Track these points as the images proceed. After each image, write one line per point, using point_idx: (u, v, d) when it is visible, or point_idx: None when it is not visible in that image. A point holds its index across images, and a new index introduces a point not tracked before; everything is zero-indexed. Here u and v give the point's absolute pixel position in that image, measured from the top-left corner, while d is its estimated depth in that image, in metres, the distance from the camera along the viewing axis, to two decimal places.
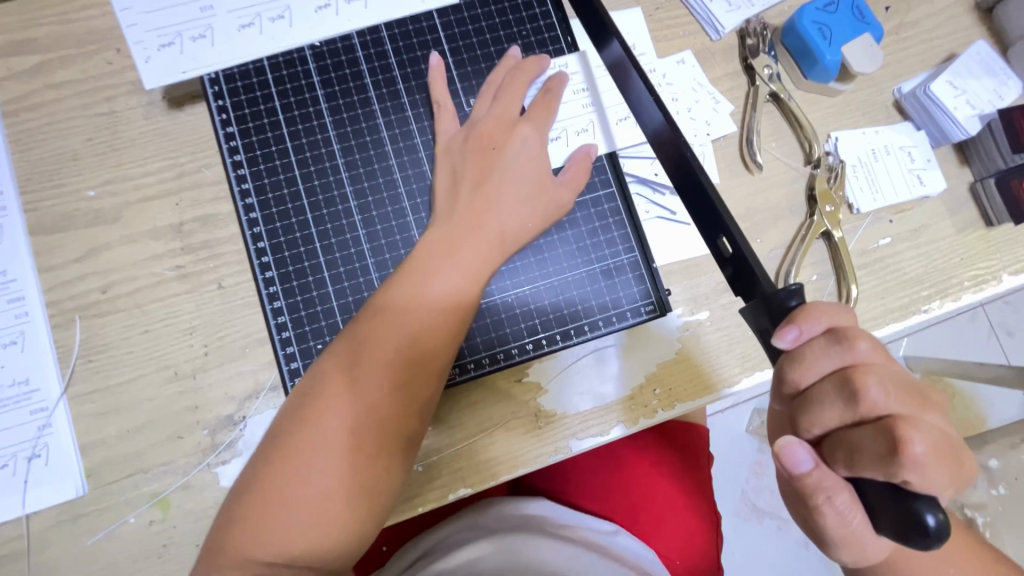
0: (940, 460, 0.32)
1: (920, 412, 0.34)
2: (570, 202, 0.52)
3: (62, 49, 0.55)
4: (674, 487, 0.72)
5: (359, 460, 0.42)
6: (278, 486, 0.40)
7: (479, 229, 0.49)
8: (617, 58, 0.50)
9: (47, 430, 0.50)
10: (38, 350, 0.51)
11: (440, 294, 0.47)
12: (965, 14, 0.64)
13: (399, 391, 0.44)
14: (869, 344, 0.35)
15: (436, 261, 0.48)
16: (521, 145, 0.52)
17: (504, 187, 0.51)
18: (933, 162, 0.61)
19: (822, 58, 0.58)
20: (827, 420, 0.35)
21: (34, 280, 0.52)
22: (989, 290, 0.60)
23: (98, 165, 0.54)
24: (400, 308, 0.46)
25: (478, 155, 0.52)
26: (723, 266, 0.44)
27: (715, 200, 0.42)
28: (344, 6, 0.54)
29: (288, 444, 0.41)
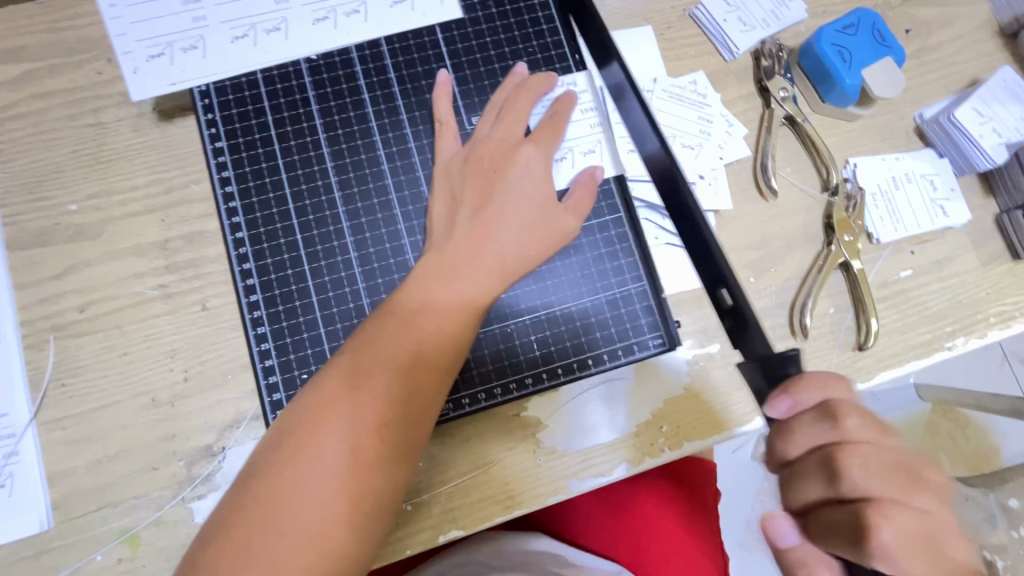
0: (909, 546, 0.34)
1: (906, 495, 0.35)
2: (575, 228, 0.50)
3: (51, 58, 0.54)
4: (677, 521, 0.68)
5: (342, 506, 0.38)
6: (252, 533, 0.37)
7: (479, 256, 0.46)
8: (617, 81, 0.51)
9: (14, 458, 0.47)
10: (9, 372, 0.48)
11: (436, 324, 0.44)
12: (989, 38, 0.62)
13: (387, 429, 0.41)
14: (859, 420, 0.36)
15: (433, 288, 0.45)
16: (524, 167, 0.49)
17: (506, 212, 0.48)
18: (957, 191, 0.58)
19: (841, 82, 0.55)
20: (811, 494, 0.36)
21: (8, 297, 0.50)
22: (1017, 326, 0.57)
23: (82, 178, 0.52)
24: (392, 340, 0.43)
25: (479, 177, 0.49)
26: (723, 316, 0.48)
27: (718, 256, 0.45)
28: (344, 18, 0.53)
29: (263, 487, 0.38)
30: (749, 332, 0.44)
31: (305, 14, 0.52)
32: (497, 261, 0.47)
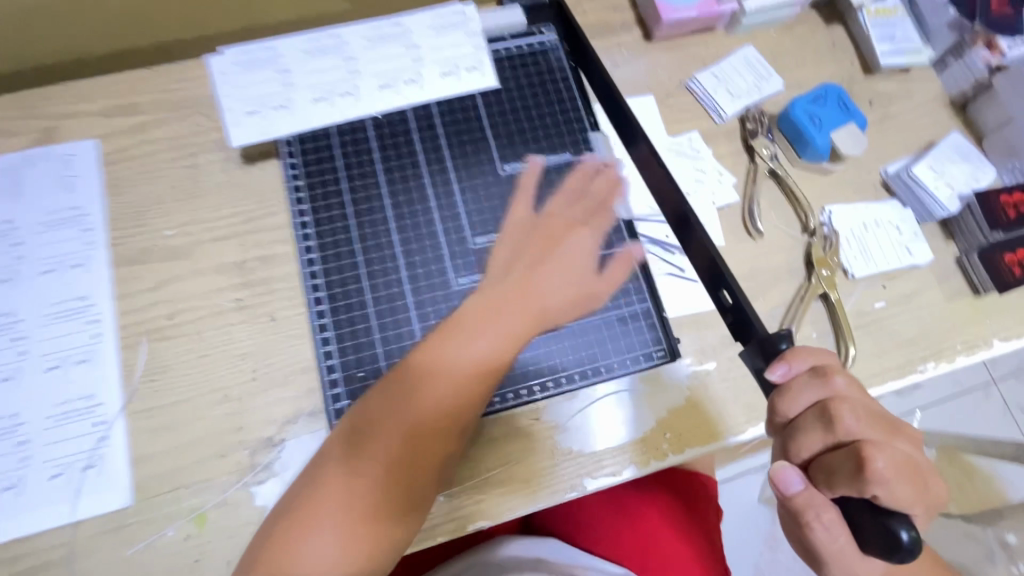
0: (903, 478, 0.35)
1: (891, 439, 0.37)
2: (607, 293, 0.57)
3: (159, 113, 0.66)
4: (669, 526, 0.75)
5: (379, 507, 0.47)
6: (319, 501, 0.47)
7: (525, 300, 0.53)
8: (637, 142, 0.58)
9: (104, 443, 0.55)
10: (106, 368, 0.57)
11: (468, 364, 0.51)
12: (941, 108, 0.73)
13: (417, 447, 0.49)
14: (845, 377, 0.37)
15: (475, 329, 0.52)
16: (576, 239, 0.56)
17: (553, 268, 0.54)
18: (920, 235, 0.67)
19: (814, 141, 0.66)
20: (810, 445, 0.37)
21: (109, 304, 0.59)
22: (980, 354, 0.64)
23: (177, 209, 0.62)
24: (440, 367, 0.50)
25: (540, 238, 0.56)
26: (723, 315, 0.51)
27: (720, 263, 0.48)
28: (404, 86, 0.63)
29: (331, 467, 0.48)
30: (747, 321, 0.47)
31: (371, 82, 0.63)
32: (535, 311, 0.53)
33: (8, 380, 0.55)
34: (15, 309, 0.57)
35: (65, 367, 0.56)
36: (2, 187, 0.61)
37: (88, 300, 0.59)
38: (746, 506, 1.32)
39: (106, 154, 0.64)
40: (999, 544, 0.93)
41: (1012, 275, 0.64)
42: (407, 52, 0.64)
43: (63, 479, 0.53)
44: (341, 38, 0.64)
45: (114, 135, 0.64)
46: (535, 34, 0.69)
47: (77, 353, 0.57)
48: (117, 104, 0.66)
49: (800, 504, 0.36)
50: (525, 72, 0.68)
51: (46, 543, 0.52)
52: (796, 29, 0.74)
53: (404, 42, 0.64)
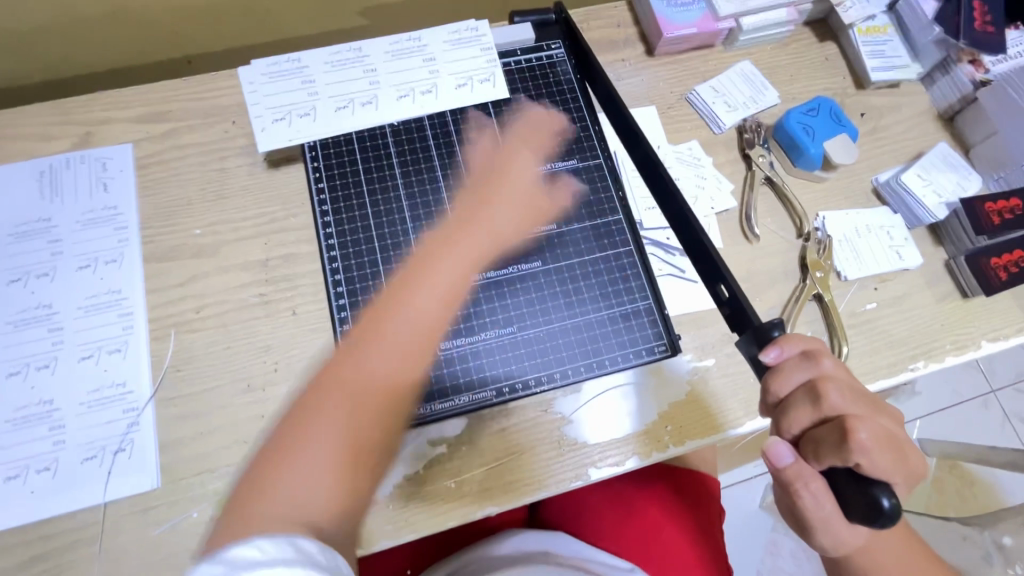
0: (884, 449, 0.37)
1: (875, 415, 0.39)
2: (551, 208, 0.66)
3: (190, 119, 0.70)
4: (663, 512, 0.77)
5: (358, 434, 0.46)
6: (294, 439, 0.45)
7: (480, 220, 0.62)
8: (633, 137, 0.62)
9: (134, 428, 0.58)
10: (137, 358, 0.60)
11: (433, 289, 0.56)
12: (930, 121, 0.76)
13: (381, 389, 0.49)
14: (833, 359, 0.39)
15: (445, 250, 0.59)
16: (517, 165, 0.66)
17: (502, 197, 0.64)
18: (910, 240, 0.70)
19: (807, 150, 0.70)
20: (800, 420, 0.39)
21: (141, 298, 0.62)
22: (969, 354, 0.67)
23: (206, 210, 0.66)
24: (369, 351, 0.51)
25: (488, 178, 0.65)
26: (721, 308, 0.53)
27: (717, 259, 0.51)
28: (420, 95, 0.68)
29: (308, 402, 0.48)
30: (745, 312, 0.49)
31: (390, 93, 0.68)
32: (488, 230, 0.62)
33: (45, 367, 0.58)
34: (53, 301, 0.61)
35: (98, 356, 0.59)
36: (43, 188, 0.65)
37: (121, 294, 0.62)
38: (747, 512, 1.34)
39: (139, 158, 0.68)
40: (995, 546, 0.94)
41: (997, 280, 0.67)
42: (423, 65, 0.68)
43: (95, 462, 0.56)
44: (362, 51, 0.68)
45: (147, 140, 0.69)
46: (544, 49, 0.73)
47: (110, 343, 0.60)
48: (151, 111, 0.70)
49: (789, 474, 0.37)
50: (534, 84, 0.72)
51: (78, 522, 0.55)
52: (790, 45, 0.78)
53: (420, 55, 0.69)
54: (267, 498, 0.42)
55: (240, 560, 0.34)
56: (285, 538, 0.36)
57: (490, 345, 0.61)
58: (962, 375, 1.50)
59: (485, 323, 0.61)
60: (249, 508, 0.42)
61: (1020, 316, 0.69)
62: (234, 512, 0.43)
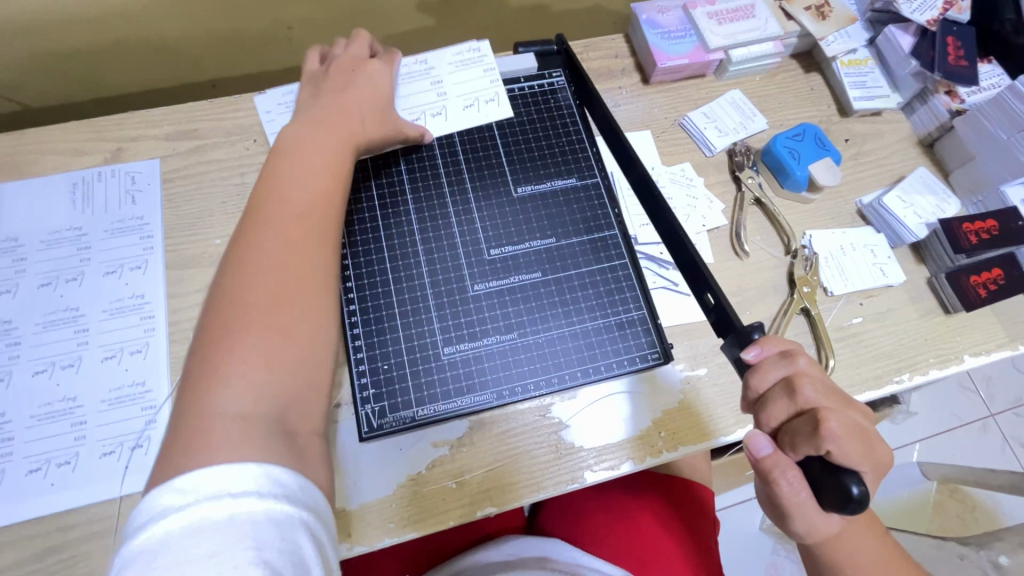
0: (854, 439, 0.39)
1: (845, 407, 0.41)
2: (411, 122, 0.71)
3: (215, 138, 0.75)
4: (658, 521, 0.79)
5: (289, 343, 0.48)
6: (218, 366, 0.45)
7: (348, 118, 0.63)
8: (624, 155, 0.67)
9: (152, 425, 0.60)
10: (157, 358, 0.63)
11: (306, 191, 0.56)
12: (911, 147, 0.81)
13: (282, 291, 0.50)
14: (808, 358, 0.41)
15: (309, 141, 0.60)
16: (365, 84, 0.68)
17: (355, 108, 0.65)
18: (893, 258, 0.74)
19: (793, 173, 0.74)
20: (777, 414, 0.41)
21: (162, 302, 0.66)
22: (953, 367, 0.70)
23: (226, 221, 0.70)
24: (250, 265, 0.50)
25: (336, 94, 0.65)
26: (708, 314, 0.56)
27: (704, 269, 0.54)
28: (430, 117, 0.73)
29: (211, 334, 0.47)
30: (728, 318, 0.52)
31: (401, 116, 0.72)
32: (361, 131, 0.64)
33: (69, 367, 0.62)
34: (79, 304, 0.64)
35: (120, 357, 0.63)
36: (75, 198, 0.69)
37: (144, 298, 0.66)
38: (745, 533, 1.33)
39: (166, 172, 0.72)
40: (991, 565, 0.94)
41: (979, 296, 0.69)
42: (431, 88, 0.74)
43: (113, 456, 0.59)
44: None
45: (174, 155, 0.73)
46: (544, 77, 0.79)
47: (132, 344, 0.64)
48: (179, 129, 0.75)
49: (768, 464, 0.40)
50: (536, 109, 0.77)
51: (93, 515, 0.57)
52: (777, 76, 0.83)
53: (428, 79, 0.74)
54: (205, 409, 0.43)
55: (205, 489, 0.38)
56: (256, 464, 0.40)
57: (492, 350, 0.64)
58: (960, 400, 1.51)
59: (487, 330, 0.65)
60: (192, 424, 0.43)
61: (1001, 333, 0.72)
62: (175, 439, 0.42)
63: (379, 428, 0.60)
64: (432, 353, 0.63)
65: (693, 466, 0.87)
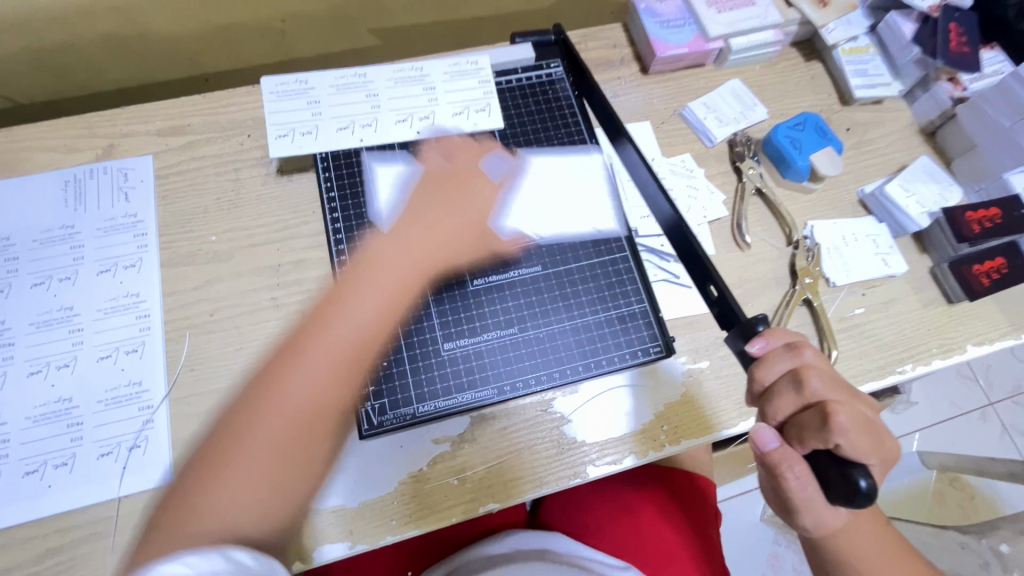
0: (861, 432, 0.38)
1: (852, 401, 0.41)
2: (503, 248, 0.64)
3: (208, 133, 0.73)
4: (658, 511, 0.79)
5: (283, 469, 0.47)
6: (221, 469, 0.46)
7: (428, 237, 0.57)
8: (627, 155, 0.65)
9: (149, 425, 0.60)
10: (153, 357, 0.62)
11: (364, 321, 0.52)
12: (913, 135, 0.80)
13: (304, 420, 0.48)
14: (815, 351, 0.41)
15: (381, 259, 0.55)
16: (478, 195, 0.61)
17: (456, 216, 0.59)
18: (895, 248, 0.73)
19: (795, 163, 0.73)
20: (783, 407, 0.40)
21: (158, 301, 0.65)
22: (956, 357, 0.69)
23: (221, 217, 0.69)
24: (291, 377, 0.49)
25: (443, 195, 0.60)
26: (711, 307, 0.55)
27: (707, 263, 0.53)
28: (417, 121, 0.70)
29: (231, 433, 0.47)
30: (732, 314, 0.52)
31: (390, 117, 0.70)
32: (450, 259, 0.59)
33: (65, 367, 0.61)
34: (74, 303, 0.64)
35: (116, 356, 0.62)
36: (67, 196, 0.68)
37: (139, 296, 0.65)
38: (746, 524, 1.34)
39: (158, 169, 0.71)
40: (992, 553, 0.95)
41: (982, 285, 0.69)
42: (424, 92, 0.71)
43: (110, 457, 0.58)
44: (365, 76, 0.71)
45: (167, 152, 0.72)
46: (544, 67, 0.78)
47: (128, 344, 0.63)
48: (171, 125, 0.73)
49: (774, 458, 0.39)
50: (534, 101, 0.76)
51: (92, 516, 0.56)
52: (778, 65, 0.82)
53: (421, 84, 0.72)
54: (198, 510, 0.44)
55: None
56: (216, 551, 0.41)
57: (492, 346, 0.63)
58: (961, 389, 1.52)
59: (487, 325, 0.64)
60: (186, 512, 0.44)
61: (1004, 321, 0.71)
62: (167, 516, 0.45)
63: (379, 425, 0.59)
64: (431, 349, 0.62)
65: (696, 458, 0.87)
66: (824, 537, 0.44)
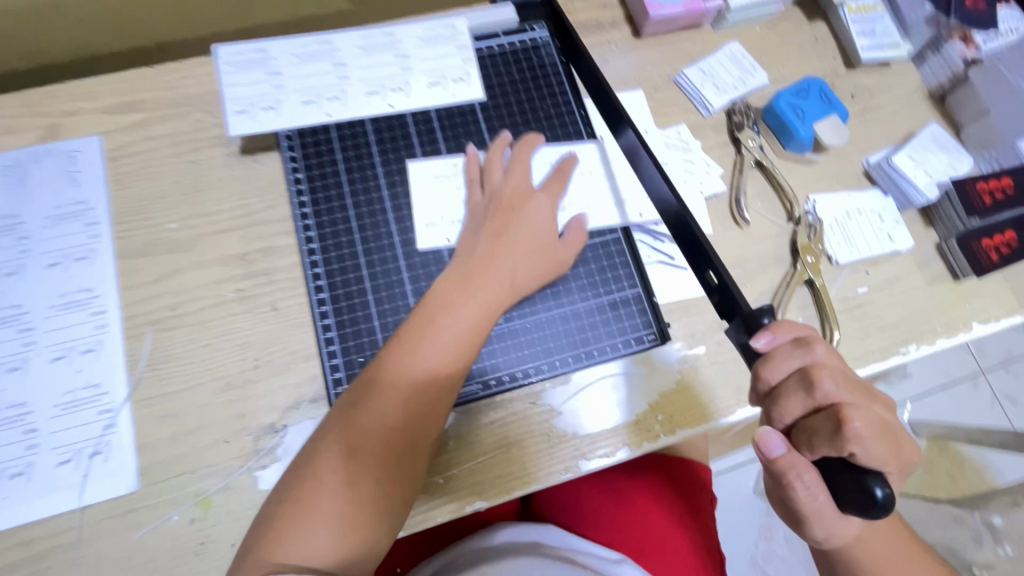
0: (879, 437, 0.35)
1: (867, 402, 0.37)
2: (569, 259, 0.61)
3: (161, 110, 0.67)
4: (651, 497, 0.77)
5: (365, 498, 0.49)
6: (308, 497, 0.48)
7: (492, 275, 0.57)
8: (631, 145, 0.59)
9: (110, 430, 0.56)
10: (111, 357, 0.58)
11: (439, 353, 0.54)
12: (921, 100, 0.75)
13: (388, 451, 0.51)
14: (828, 347, 0.37)
15: (450, 300, 0.55)
16: (536, 211, 0.61)
17: (517, 242, 0.59)
18: (901, 222, 0.69)
19: (797, 133, 0.68)
20: (792, 410, 0.37)
21: (114, 296, 0.60)
22: (961, 336, 0.66)
23: (180, 203, 0.64)
24: (371, 405, 0.52)
25: (499, 215, 0.60)
26: (711, 295, 0.51)
27: (705, 245, 0.50)
28: (391, 93, 0.64)
29: (317, 459, 0.50)
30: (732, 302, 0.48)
31: (359, 88, 0.64)
32: (513, 287, 0.58)
33: (16, 370, 0.56)
34: (22, 300, 0.59)
35: (71, 357, 0.58)
36: (8, 183, 0.62)
37: (93, 292, 0.60)
38: (739, 497, 1.34)
39: (108, 150, 0.65)
40: None
41: (990, 261, 0.66)
42: (396, 60, 0.65)
43: (70, 465, 0.54)
44: (331, 43, 0.64)
45: (116, 131, 0.66)
46: (527, 31, 0.72)
47: (83, 343, 0.58)
48: (120, 102, 0.67)
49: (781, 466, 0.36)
50: (518, 68, 0.70)
51: (53, 527, 0.53)
52: (779, 26, 0.76)
53: (393, 51, 0.65)
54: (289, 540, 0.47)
55: None
56: None
57: None
58: (953, 357, 1.51)
59: None
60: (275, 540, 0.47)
61: (1011, 297, 0.68)
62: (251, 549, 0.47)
63: None
64: None
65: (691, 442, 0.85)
66: (833, 544, 0.42)
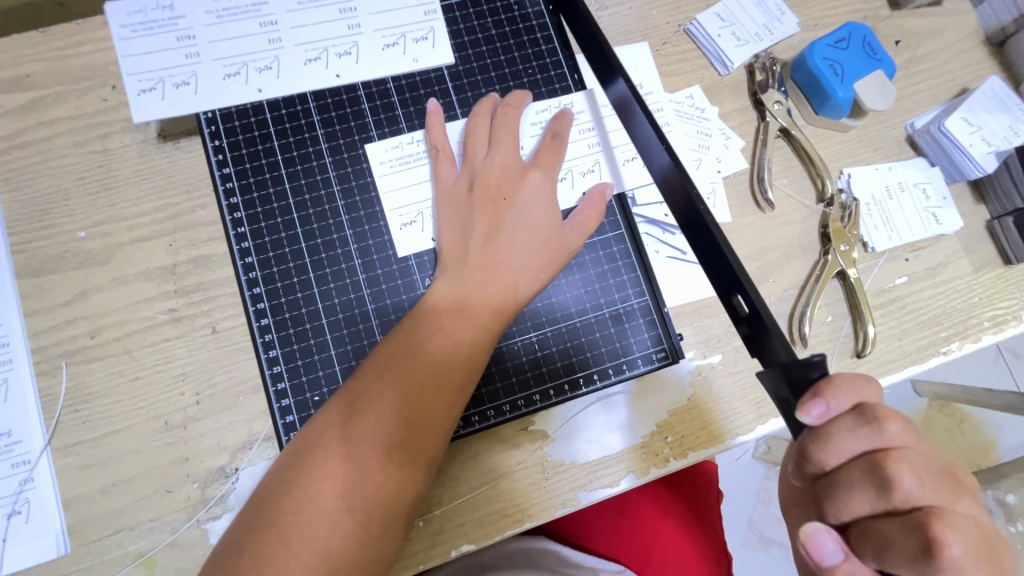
0: (977, 560, 0.29)
1: (956, 500, 0.32)
2: (580, 246, 0.51)
3: (55, 86, 0.54)
4: (651, 500, 0.71)
5: (340, 556, 0.39)
6: (263, 557, 0.38)
7: (494, 284, 0.47)
8: (622, 96, 0.49)
9: (29, 485, 0.48)
10: (22, 399, 0.49)
11: (432, 373, 0.44)
12: (977, 47, 0.63)
13: (372, 495, 0.41)
14: (902, 426, 0.32)
15: (446, 316, 0.46)
16: (532, 193, 0.50)
17: (517, 236, 0.49)
18: (949, 200, 0.60)
19: (834, 95, 0.57)
20: (858, 506, 0.32)
21: (19, 325, 0.50)
22: (1010, 330, 0.58)
23: (90, 205, 0.52)
24: (352, 437, 0.42)
25: (488, 205, 0.49)
26: (738, 325, 0.42)
27: (730, 256, 0.40)
28: (335, 59, 0.53)
29: (279, 510, 0.40)
30: (763, 332, 0.39)
31: (297, 54, 0.53)
32: (518, 291, 0.48)
33: None
34: None
35: None
36: None
37: None
38: None
39: None
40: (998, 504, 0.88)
41: None
42: (340, 16, 0.54)
43: None
44: None
45: None
46: None
47: None
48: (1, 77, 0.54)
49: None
50: (494, 22, 0.57)
51: None
52: None
53: (336, 5, 0.54)
54: None
55: None
56: None
57: None
58: None
59: None
60: None
61: None
62: None
63: None
64: None
65: None
66: None
